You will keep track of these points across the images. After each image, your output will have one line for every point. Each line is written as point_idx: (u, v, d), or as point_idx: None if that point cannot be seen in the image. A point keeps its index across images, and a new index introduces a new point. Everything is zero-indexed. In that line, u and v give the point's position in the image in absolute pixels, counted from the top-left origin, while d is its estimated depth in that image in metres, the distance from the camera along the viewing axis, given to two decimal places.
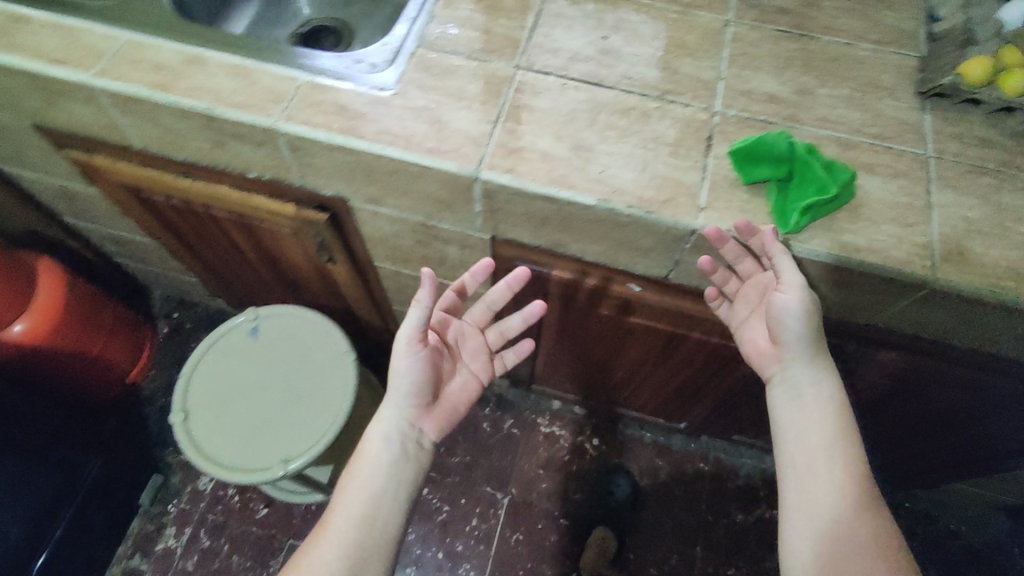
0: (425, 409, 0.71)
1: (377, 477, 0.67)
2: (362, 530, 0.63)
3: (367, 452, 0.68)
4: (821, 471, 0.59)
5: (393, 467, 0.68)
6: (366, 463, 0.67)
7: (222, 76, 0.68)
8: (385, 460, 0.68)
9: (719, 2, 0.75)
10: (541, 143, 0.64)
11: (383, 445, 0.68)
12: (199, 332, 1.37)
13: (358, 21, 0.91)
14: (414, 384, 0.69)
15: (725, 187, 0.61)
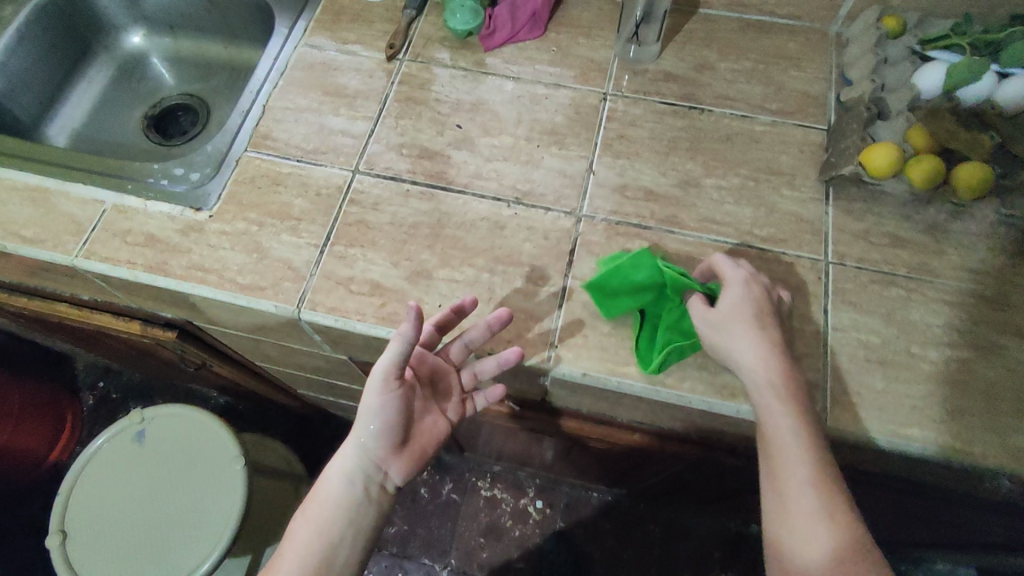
0: (393, 456, 0.52)
1: (319, 548, 0.49)
2: None
3: (315, 503, 0.51)
4: (806, 521, 0.41)
5: (335, 529, 0.50)
6: (320, 506, 0.51)
7: (16, 204, 0.59)
8: (329, 519, 0.50)
9: (597, 69, 0.64)
10: (373, 271, 0.54)
11: (338, 491, 0.51)
12: (128, 399, 1.32)
13: (216, 97, 0.81)
14: (379, 427, 0.51)
15: (584, 316, 0.52)
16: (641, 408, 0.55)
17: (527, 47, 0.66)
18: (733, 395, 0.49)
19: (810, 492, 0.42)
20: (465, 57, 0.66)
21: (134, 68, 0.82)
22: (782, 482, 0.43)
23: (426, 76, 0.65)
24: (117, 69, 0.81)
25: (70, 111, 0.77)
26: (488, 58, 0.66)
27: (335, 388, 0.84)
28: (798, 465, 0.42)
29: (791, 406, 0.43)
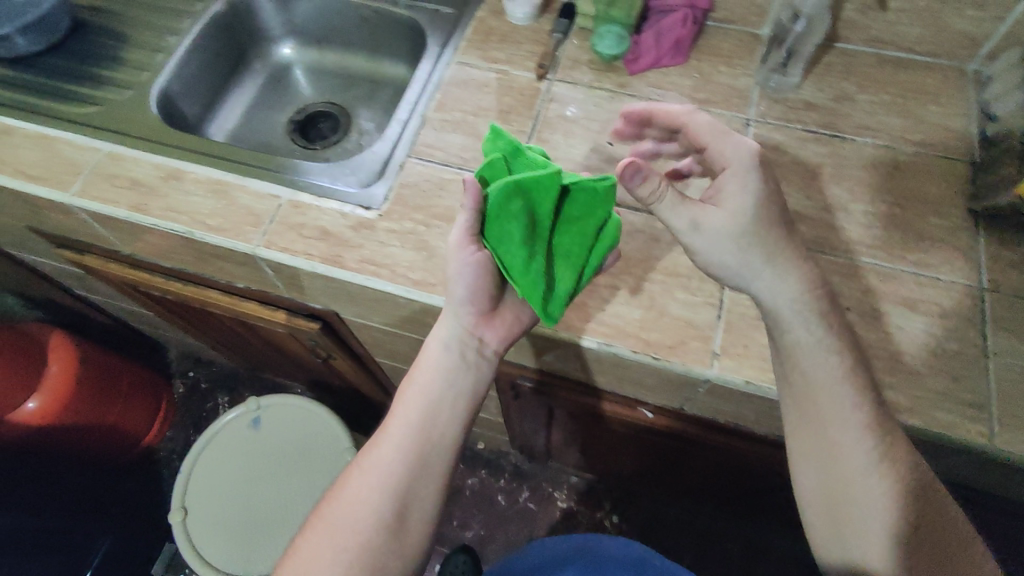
0: (484, 324, 0.58)
1: (423, 411, 0.56)
2: (420, 443, 0.56)
3: (414, 383, 0.57)
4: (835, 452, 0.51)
5: (435, 403, 0.57)
6: (422, 371, 0.57)
7: (201, 196, 0.64)
8: (428, 398, 0.57)
9: (739, 96, 0.68)
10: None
11: (438, 365, 0.57)
12: (217, 390, 1.40)
13: (356, 104, 0.87)
14: (470, 286, 0.55)
15: (743, 328, 0.56)
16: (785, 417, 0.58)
17: (670, 72, 0.70)
18: (893, 410, 0.52)
19: (850, 477, 0.51)
20: (611, 79, 0.70)
21: (282, 75, 0.89)
22: (834, 471, 0.52)
23: (575, 96, 0.69)
24: (266, 77, 0.89)
25: (230, 114, 0.85)
26: (633, 80, 0.69)
27: None
28: (843, 444, 0.51)
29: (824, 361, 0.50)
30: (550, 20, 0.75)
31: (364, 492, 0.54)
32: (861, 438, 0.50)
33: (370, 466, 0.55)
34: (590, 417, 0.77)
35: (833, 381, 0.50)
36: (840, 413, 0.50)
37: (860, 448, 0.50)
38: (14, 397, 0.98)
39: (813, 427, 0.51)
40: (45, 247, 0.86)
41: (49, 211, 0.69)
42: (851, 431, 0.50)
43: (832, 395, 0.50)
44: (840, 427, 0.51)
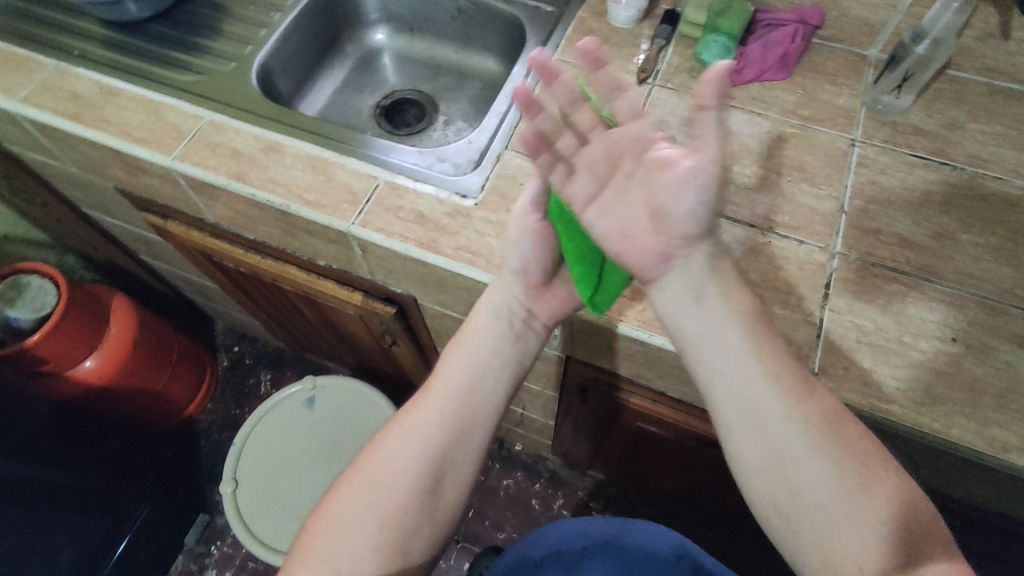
0: (534, 295, 0.57)
1: (469, 374, 0.57)
2: (462, 406, 0.56)
3: (460, 350, 0.58)
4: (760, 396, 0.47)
5: (480, 368, 0.57)
6: (470, 335, 0.58)
7: (300, 170, 0.65)
8: (473, 366, 0.57)
9: (844, 116, 0.67)
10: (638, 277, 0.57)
11: (485, 332, 0.58)
12: (260, 367, 1.41)
13: (443, 94, 0.88)
14: (528, 251, 0.55)
15: (843, 349, 0.54)
16: (879, 446, 0.57)
17: (773, 85, 0.69)
18: (1004, 449, 0.50)
19: (745, 420, 0.48)
20: None
21: (371, 60, 0.91)
22: (760, 435, 0.47)
23: (676, 103, 0.69)
24: (357, 61, 0.90)
25: (320, 96, 0.87)
26: (735, 92, 0.69)
27: None
28: (743, 385, 0.48)
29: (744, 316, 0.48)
30: (653, 25, 0.74)
31: (408, 452, 0.54)
32: (766, 395, 0.47)
33: (411, 426, 0.55)
34: (656, 429, 0.75)
35: (717, 326, 0.48)
36: (751, 366, 0.47)
37: (756, 398, 0.47)
38: (77, 354, 1.00)
39: (732, 376, 0.48)
40: (128, 210, 0.88)
41: (146, 174, 0.71)
42: (750, 389, 0.47)
43: (724, 343, 0.48)
44: (763, 386, 0.47)
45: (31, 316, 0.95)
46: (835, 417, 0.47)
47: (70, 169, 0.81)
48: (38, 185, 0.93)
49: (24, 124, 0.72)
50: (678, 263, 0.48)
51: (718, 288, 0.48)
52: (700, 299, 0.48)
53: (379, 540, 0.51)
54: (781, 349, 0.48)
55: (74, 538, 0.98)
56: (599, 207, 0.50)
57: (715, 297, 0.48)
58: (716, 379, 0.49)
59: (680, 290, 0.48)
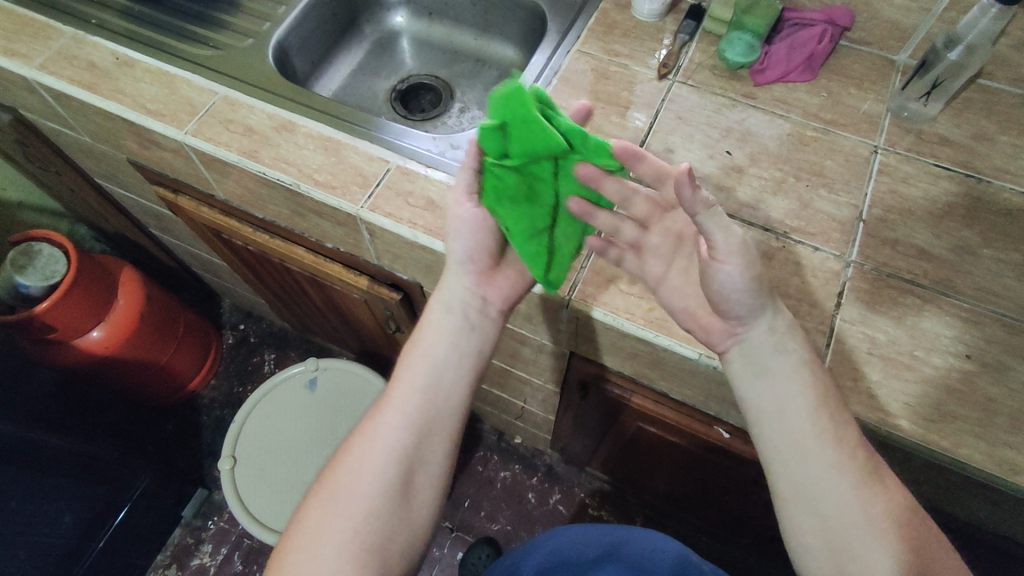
0: (487, 282, 0.56)
1: (428, 369, 0.54)
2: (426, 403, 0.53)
3: (418, 347, 0.55)
4: (821, 463, 0.46)
5: (440, 364, 0.54)
6: (428, 330, 0.55)
7: (311, 150, 0.64)
8: (432, 364, 0.54)
9: (868, 121, 0.65)
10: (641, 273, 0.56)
11: (443, 327, 0.55)
12: (264, 346, 1.41)
13: (459, 81, 0.87)
14: (472, 241, 0.54)
15: (853, 360, 0.53)
16: (885, 461, 0.55)
17: (797, 87, 0.68)
18: (1013, 471, 0.49)
19: (802, 486, 0.47)
20: (735, 88, 0.68)
21: (388, 43, 0.90)
22: (813, 505, 0.46)
23: (696, 100, 0.67)
24: (374, 43, 0.89)
25: (336, 76, 0.86)
26: (757, 91, 0.67)
27: (507, 374, 0.88)
28: (811, 449, 0.46)
29: (801, 379, 0.47)
30: (677, 20, 0.73)
31: (376, 461, 0.50)
32: (828, 477, 0.46)
33: (375, 432, 0.52)
34: (656, 430, 0.74)
35: (786, 396, 0.47)
36: (815, 445, 0.46)
37: (819, 482, 0.46)
38: (84, 324, 1.00)
39: (794, 457, 0.47)
40: (140, 183, 0.88)
41: (158, 147, 0.70)
42: (813, 469, 0.46)
43: (787, 422, 0.47)
44: (827, 471, 0.46)
45: (39, 285, 0.95)
46: (902, 511, 0.46)
47: (84, 139, 0.81)
48: (52, 154, 0.93)
49: (40, 91, 0.72)
50: (743, 337, 0.48)
51: (789, 363, 0.47)
52: (764, 375, 0.48)
53: (354, 560, 0.47)
54: (848, 425, 0.47)
55: (74, 505, 0.99)
56: (669, 288, 0.51)
57: (780, 369, 0.48)
58: (776, 456, 0.48)
59: (742, 367, 0.49)
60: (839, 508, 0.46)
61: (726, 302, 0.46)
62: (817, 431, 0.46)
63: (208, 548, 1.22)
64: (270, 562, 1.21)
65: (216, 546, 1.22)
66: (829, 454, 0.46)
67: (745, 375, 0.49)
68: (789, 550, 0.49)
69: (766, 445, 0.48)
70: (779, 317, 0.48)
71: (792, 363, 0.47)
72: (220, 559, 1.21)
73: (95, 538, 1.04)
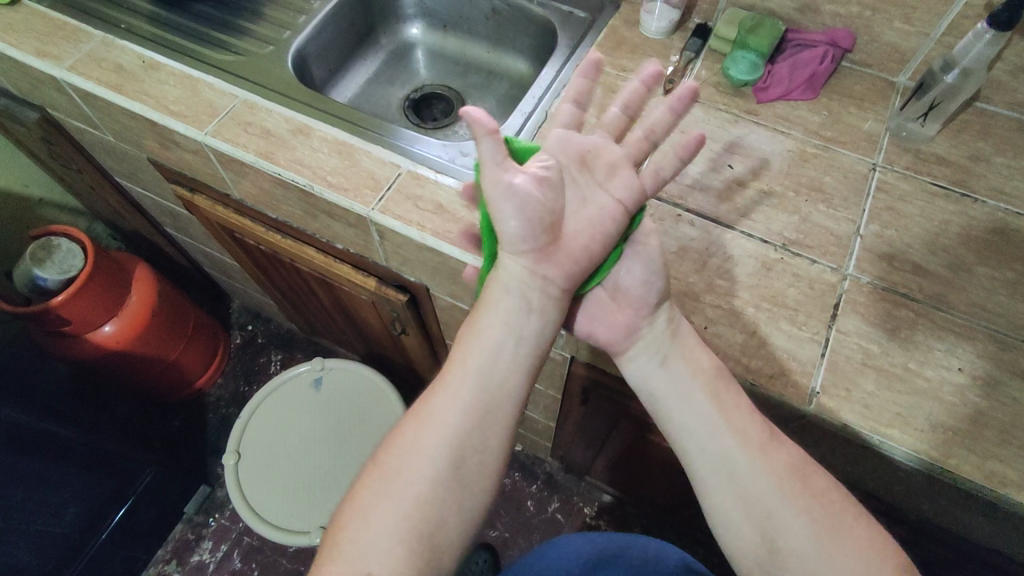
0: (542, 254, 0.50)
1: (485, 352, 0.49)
2: (483, 390, 0.48)
3: (476, 330, 0.50)
4: (724, 436, 0.49)
5: (499, 348, 0.49)
6: (488, 310, 0.51)
7: (326, 153, 0.67)
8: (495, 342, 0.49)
9: (868, 140, 0.67)
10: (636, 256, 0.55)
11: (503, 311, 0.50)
12: (271, 347, 1.44)
13: (471, 92, 0.90)
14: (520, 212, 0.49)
15: (847, 370, 0.54)
16: (877, 470, 0.56)
17: (798, 105, 0.70)
18: (1003, 484, 0.50)
19: (719, 458, 0.48)
20: (738, 105, 0.70)
21: (404, 54, 0.93)
22: (727, 476, 0.48)
23: (700, 115, 0.69)
24: (390, 53, 0.92)
25: (352, 84, 0.89)
26: (760, 108, 0.69)
27: None
28: (719, 426, 0.49)
29: (694, 357, 0.51)
30: (683, 38, 0.75)
31: (432, 438, 0.46)
32: (731, 443, 0.48)
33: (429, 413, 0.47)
34: (654, 437, 0.75)
35: (686, 377, 0.51)
36: (713, 414, 0.49)
37: (726, 450, 0.48)
38: (97, 318, 1.03)
39: (700, 430, 0.50)
40: (159, 182, 0.91)
41: (179, 147, 0.73)
42: (720, 440, 0.49)
43: (690, 398, 0.50)
44: (729, 435, 0.49)
45: (57, 277, 0.97)
46: (801, 465, 0.48)
47: (108, 138, 0.84)
48: (75, 152, 0.96)
49: (68, 91, 0.75)
50: (644, 328, 0.53)
51: (681, 346, 0.52)
52: (665, 360, 0.52)
53: (404, 544, 0.43)
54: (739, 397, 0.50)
55: (79, 496, 1.00)
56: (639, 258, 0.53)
57: (676, 352, 0.52)
58: (688, 432, 0.50)
59: (645, 355, 0.53)
60: (748, 474, 0.47)
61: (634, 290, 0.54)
62: (715, 405, 0.50)
63: (208, 545, 1.23)
64: (269, 561, 1.22)
65: (216, 543, 1.23)
66: (728, 425, 0.49)
67: (646, 360, 0.53)
68: (715, 530, 0.49)
69: (677, 419, 0.51)
70: (673, 310, 0.53)
71: (681, 342, 0.52)
72: (219, 556, 1.22)
73: (97, 529, 1.06)
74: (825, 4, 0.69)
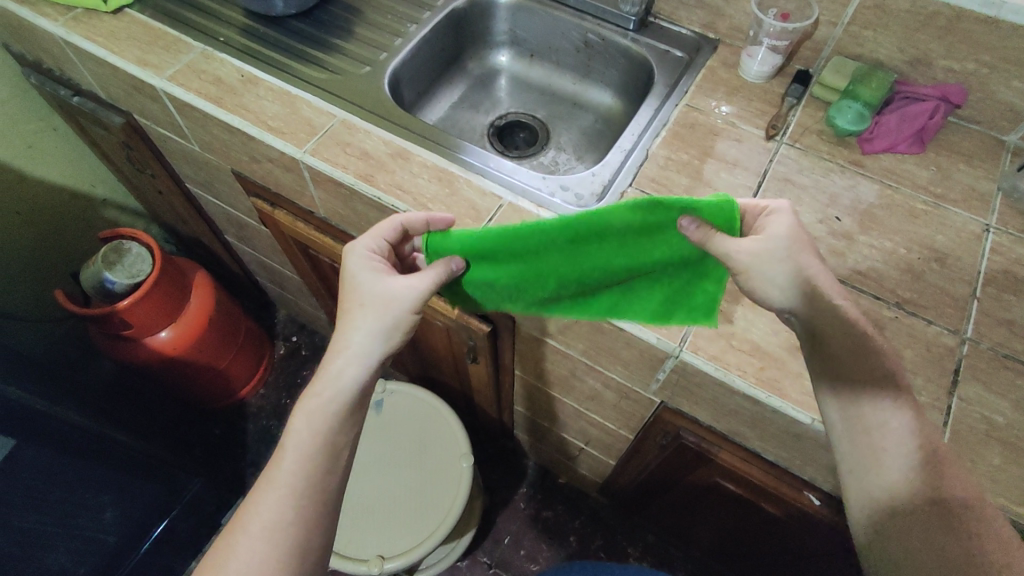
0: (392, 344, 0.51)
1: (320, 449, 0.48)
2: (316, 485, 0.48)
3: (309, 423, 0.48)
4: (874, 455, 0.46)
5: (333, 446, 0.49)
6: (321, 405, 0.48)
7: (426, 180, 0.66)
8: (323, 439, 0.48)
9: (980, 199, 0.65)
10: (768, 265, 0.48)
11: (334, 406, 0.48)
12: (315, 358, 1.43)
13: (555, 121, 0.90)
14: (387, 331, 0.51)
15: (971, 441, 0.52)
16: None
17: (904, 158, 0.68)
18: None
19: (865, 477, 0.46)
20: (844, 154, 0.69)
21: (488, 79, 0.93)
22: (869, 497, 0.46)
23: (806, 163, 0.68)
24: (476, 78, 0.93)
25: (438, 108, 0.90)
26: (865, 160, 0.68)
27: (575, 415, 0.87)
28: (876, 443, 0.46)
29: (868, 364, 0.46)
30: (784, 83, 0.74)
31: (258, 549, 0.45)
32: (876, 463, 0.46)
33: (249, 525, 0.45)
34: (734, 488, 0.73)
35: (840, 388, 0.47)
36: (866, 429, 0.46)
37: (874, 469, 0.46)
38: (156, 324, 1.02)
39: (861, 467, 0.46)
40: (236, 193, 0.90)
41: (272, 162, 0.73)
42: (872, 458, 0.46)
43: (845, 414, 0.47)
44: (880, 461, 0.45)
45: (125, 281, 0.96)
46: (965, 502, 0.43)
47: (193, 148, 0.84)
48: (152, 159, 0.96)
49: (164, 101, 0.75)
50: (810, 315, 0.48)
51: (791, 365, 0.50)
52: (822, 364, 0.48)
53: None
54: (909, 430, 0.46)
55: (117, 500, 1.00)
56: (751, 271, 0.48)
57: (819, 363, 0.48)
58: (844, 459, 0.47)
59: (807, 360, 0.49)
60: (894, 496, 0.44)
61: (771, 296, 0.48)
62: (872, 421, 0.46)
63: None
64: None
65: None
66: (887, 446, 0.45)
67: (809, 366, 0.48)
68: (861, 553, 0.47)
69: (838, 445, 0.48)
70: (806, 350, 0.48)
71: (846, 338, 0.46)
72: None
73: (138, 539, 1.05)
74: (939, 59, 0.67)
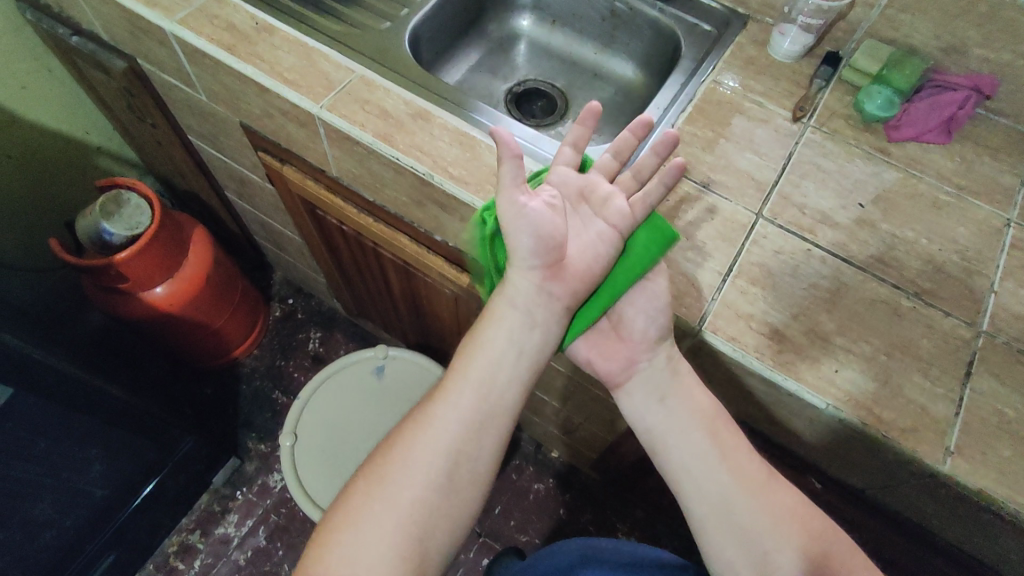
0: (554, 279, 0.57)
1: (485, 385, 0.54)
2: (473, 425, 0.53)
3: (469, 362, 0.55)
4: (720, 476, 0.55)
5: (494, 384, 0.54)
6: (482, 346, 0.56)
7: (447, 142, 0.64)
8: (484, 380, 0.54)
9: (1003, 194, 0.65)
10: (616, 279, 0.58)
11: (500, 344, 0.56)
12: (310, 323, 1.42)
13: (574, 92, 0.89)
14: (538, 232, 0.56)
15: (981, 432, 0.52)
16: (996, 536, 0.55)
17: (930, 148, 0.67)
18: None
19: (718, 499, 0.55)
20: (869, 141, 0.68)
21: (508, 44, 0.91)
22: (726, 520, 0.54)
23: (831, 149, 0.67)
24: (495, 42, 0.91)
25: (456, 71, 0.88)
26: (891, 147, 0.67)
27: (578, 390, 0.87)
28: (716, 465, 0.56)
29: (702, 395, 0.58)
30: (812, 64, 0.73)
31: (412, 477, 0.50)
32: (727, 483, 0.55)
33: (403, 458, 0.51)
34: None
35: (684, 422, 0.57)
36: (708, 453, 0.56)
37: (723, 489, 0.55)
38: (150, 279, 0.99)
39: (708, 486, 0.55)
40: (241, 147, 0.88)
41: (285, 116, 0.70)
42: (721, 477, 0.55)
43: (688, 439, 0.57)
44: (722, 475, 0.55)
45: (124, 233, 0.94)
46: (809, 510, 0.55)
47: (200, 97, 0.81)
48: (154, 107, 0.93)
49: (173, 45, 0.72)
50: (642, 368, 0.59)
51: (678, 386, 0.58)
52: (664, 399, 0.58)
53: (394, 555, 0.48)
54: (762, 473, 0.56)
55: (107, 455, 0.98)
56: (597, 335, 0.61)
57: (680, 396, 0.58)
58: (687, 496, 0.56)
59: (643, 394, 0.59)
60: (736, 506, 0.54)
61: (635, 332, 0.59)
62: (702, 437, 0.57)
63: (234, 519, 1.22)
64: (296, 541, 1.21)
65: (242, 517, 1.21)
66: (721, 460, 0.56)
67: (645, 397, 0.59)
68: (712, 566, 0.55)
69: (672, 473, 0.57)
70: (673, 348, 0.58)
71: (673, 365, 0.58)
72: (244, 531, 1.21)
73: (130, 492, 1.04)
74: None
